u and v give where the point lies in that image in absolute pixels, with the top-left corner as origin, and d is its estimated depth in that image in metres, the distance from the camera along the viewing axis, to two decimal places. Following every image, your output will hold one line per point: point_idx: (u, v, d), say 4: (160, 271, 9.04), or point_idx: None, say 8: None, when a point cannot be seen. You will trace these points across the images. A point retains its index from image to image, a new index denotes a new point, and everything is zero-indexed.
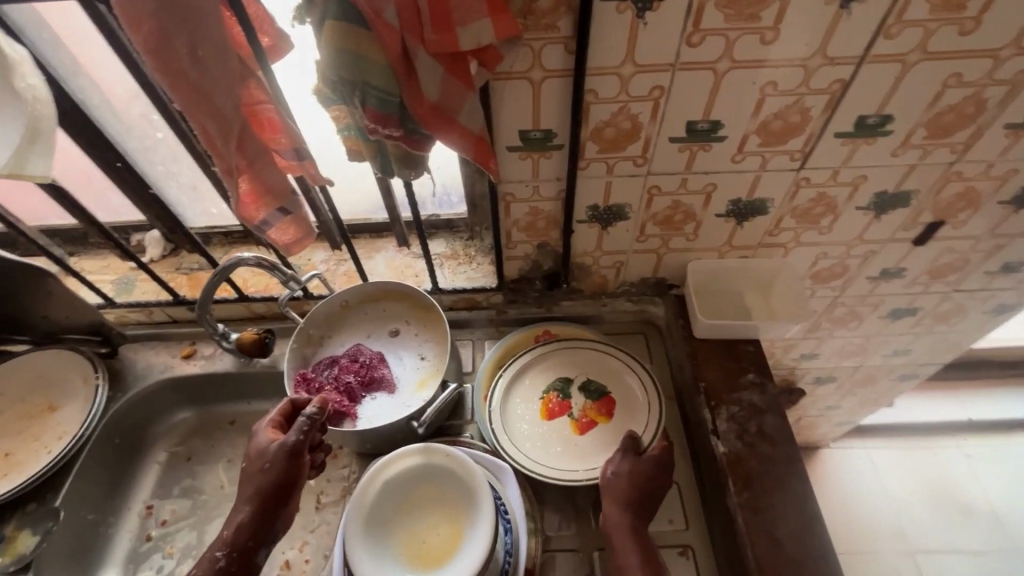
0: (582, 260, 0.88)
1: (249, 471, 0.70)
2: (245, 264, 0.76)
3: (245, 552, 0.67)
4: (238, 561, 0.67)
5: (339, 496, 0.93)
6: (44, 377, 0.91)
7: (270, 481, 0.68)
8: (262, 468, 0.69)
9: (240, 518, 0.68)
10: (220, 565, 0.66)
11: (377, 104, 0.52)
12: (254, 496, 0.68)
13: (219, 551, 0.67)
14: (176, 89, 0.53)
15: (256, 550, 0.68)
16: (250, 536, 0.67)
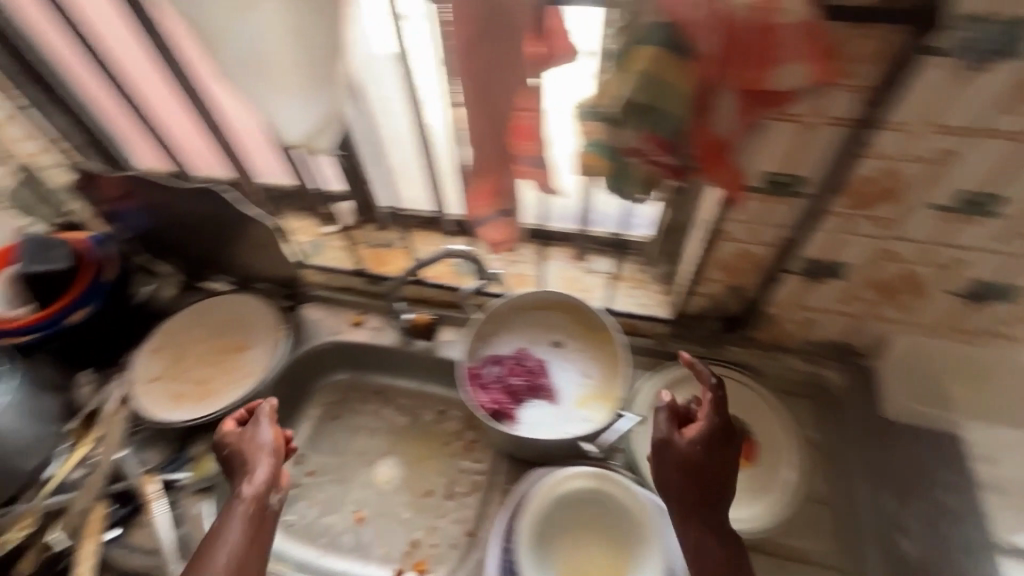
0: (772, 310, 0.83)
1: (235, 452, 0.71)
2: (451, 257, 0.80)
3: (259, 500, 0.67)
4: (255, 507, 0.66)
5: (468, 490, 0.94)
6: (236, 317, 1.01)
7: (270, 451, 0.71)
8: (242, 447, 0.71)
9: (252, 476, 0.69)
10: (240, 513, 0.65)
11: (663, 131, 0.51)
12: (258, 467, 0.69)
13: (234, 501, 0.66)
14: (468, 87, 0.56)
15: (269, 498, 0.68)
16: (263, 484, 0.68)
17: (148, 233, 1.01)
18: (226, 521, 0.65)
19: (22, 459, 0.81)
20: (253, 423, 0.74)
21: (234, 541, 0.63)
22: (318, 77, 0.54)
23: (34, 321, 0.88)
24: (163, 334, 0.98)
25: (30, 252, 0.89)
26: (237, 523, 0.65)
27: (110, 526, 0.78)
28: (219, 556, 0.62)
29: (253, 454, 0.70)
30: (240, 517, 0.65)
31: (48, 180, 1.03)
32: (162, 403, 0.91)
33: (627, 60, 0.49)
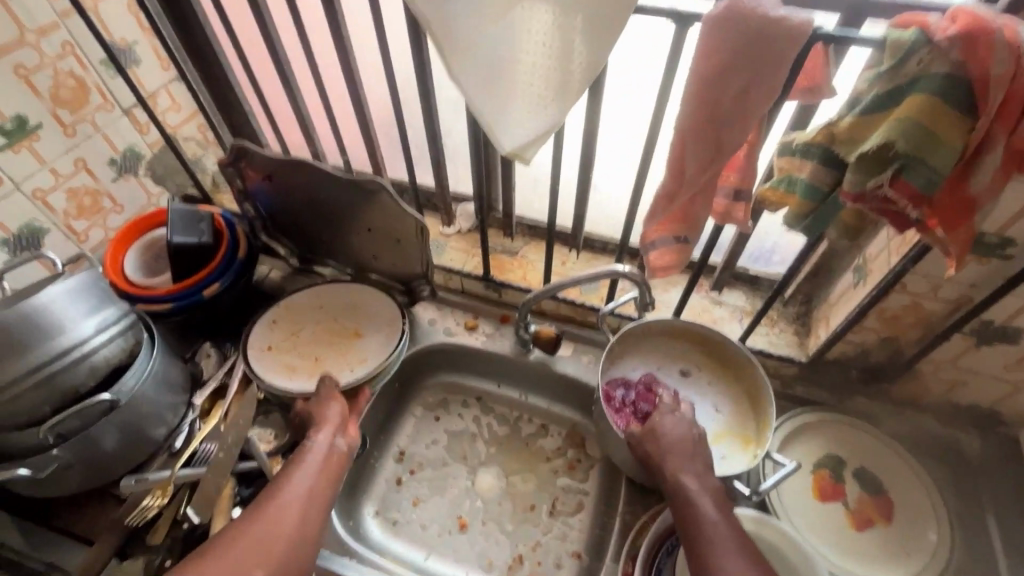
0: (923, 366, 0.80)
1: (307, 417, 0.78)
2: (616, 276, 0.77)
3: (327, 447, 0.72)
4: (324, 453, 0.71)
5: (573, 509, 0.89)
6: (351, 301, 1.01)
7: (337, 412, 0.77)
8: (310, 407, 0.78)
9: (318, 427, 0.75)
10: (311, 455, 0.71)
11: (918, 182, 0.49)
12: (325, 422, 0.75)
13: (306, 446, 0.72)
14: (698, 113, 0.54)
15: (336, 443, 0.73)
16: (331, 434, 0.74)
17: (272, 213, 1.00)
18: (299, 461, 0.69)
19: (155, 427, 0.80)
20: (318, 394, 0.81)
21: (308, 479, 0.67)
22: (558, 90, 0.54)
23: (176, 289, 0.89)
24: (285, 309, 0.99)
25: (174, 221, 0.91)
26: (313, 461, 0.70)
27: (235, 505, 0.78)
28: (290, 492, 0.65)
29: (323, 412, 0.76)
30: (312, 457, 0.70)
31: (181, 149, 1.03)
32: (276, 371, 0.91)
33: (896, 110, 0.49)
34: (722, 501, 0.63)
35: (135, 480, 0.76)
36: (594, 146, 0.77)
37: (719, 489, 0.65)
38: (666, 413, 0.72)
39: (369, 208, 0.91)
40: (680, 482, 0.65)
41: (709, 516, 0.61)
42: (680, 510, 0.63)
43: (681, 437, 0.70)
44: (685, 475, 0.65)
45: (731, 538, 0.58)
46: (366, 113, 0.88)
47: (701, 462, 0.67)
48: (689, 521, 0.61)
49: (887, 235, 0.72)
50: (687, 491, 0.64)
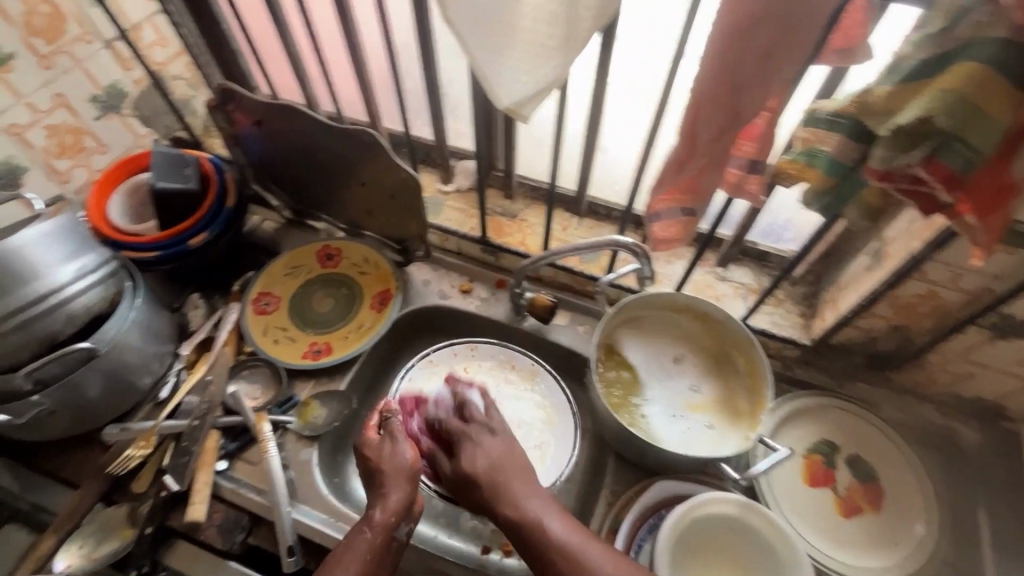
0: (932, 356, 0.76)
1: (374, 467, 0.65)
2: (616, 247, 0.73)
3: (388, 528, 0.62)
4: (384, 539, 0.61)
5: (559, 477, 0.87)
6: (346, 263, 0.98)
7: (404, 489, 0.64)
8: (389, 468, 0.65)
9: (383, 499, 0.63)
10: (367, 541, 0.61)
11: (954, 162, 0.45)
12: (392, 492, 0.63)
13: (365, 525, 0.62)
14: (714, 73, 0.49)
15: (398, 528, 0.63)
16: (396, 514, 0.63)
17: (263, 161, 0.96)
18: (356, 540, 0.61)
19: (140, 377, 0.79)
20: (389, 435, 0.67)
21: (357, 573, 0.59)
22: (564, 40, 0.48)
23: (162, 237, 0.86)
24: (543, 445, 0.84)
25: (158, 165, 0.86)
26: (365, 553, 0.60)
27: (220, 457, 0.78)
28: None
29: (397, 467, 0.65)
30: (367, 547, 0.60)
31: (168, 89, 0.98)
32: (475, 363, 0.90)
33: (941, 79, 0.43)
34: (560, 508, 0.58)
35: (119, 429, 0.76)
36: (603, 103, 0.71)
37: (557, 500, 0.59)
38: (477, 448, 0.63)
39: (362, 159, 0.86)
40: (529, 520, 0.56)
41: (583, 554, 0.54)
42: (542, 551, 0.55)
43: (486, 436, 0.65)
44: (531, 506, 0.57)
45: (587, 535, 0.56)
46: (360, 57, 0.82)
47: (522, 470, 0.61)
48: (554, 555, 0.54)
49: (911, 216, 0.67)
50: (540, 525, 0.56)
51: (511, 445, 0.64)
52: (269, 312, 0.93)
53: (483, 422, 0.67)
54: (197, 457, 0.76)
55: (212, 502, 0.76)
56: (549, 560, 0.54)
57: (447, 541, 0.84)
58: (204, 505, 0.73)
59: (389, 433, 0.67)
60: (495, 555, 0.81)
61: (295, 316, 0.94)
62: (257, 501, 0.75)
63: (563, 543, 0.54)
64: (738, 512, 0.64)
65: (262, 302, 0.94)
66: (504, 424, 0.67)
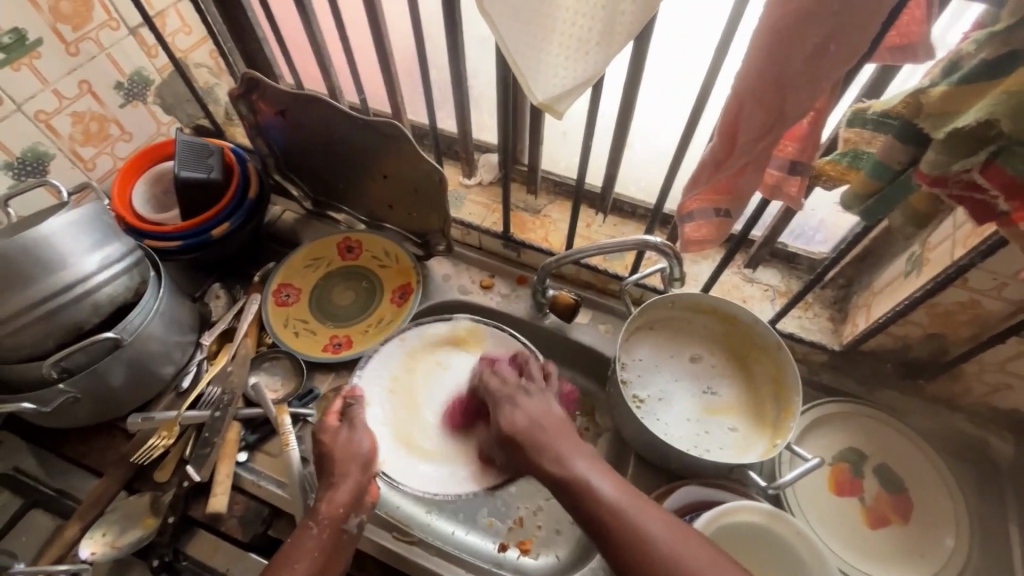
0: (968, 366, 0.74)
1: (329, 453, 0.67)
2: (644, 247, 0.72)
3: (337, 521, 0.61)
4: (333, 531, 0.61)
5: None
6: (367, 256, 0.97)
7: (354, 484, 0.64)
8: (344, 449, 0.67)
9: (335, 490, 0.64)
10: (315, 536, 0.60)
11: (1017, 169, 0.42)
12: (347, 476, 0.65)
13: (312, 520, 0.61)
14: (761, 70, 0.47)
15: (348, 520, 0.62)
16: (345, 505, 0.63)
17: (285, 151, 0.95)
18: (304, 534, 0.60)
19: (162, 367, 0.80)
20: (349, 423, 0.70)
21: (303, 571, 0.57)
22: (604, 33, 0.46)
23: (184, 227, 0.86)
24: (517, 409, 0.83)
25: (182, 154, 0.86)
26: (314, 547, 0.59)
27: (241, 449, 0.78)
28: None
29: (348, 446, 0.67)
30: (316, 543, 0.60)
31: (191, 77, 0.97)
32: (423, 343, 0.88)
33: (1005, 82, 0.41)
34: (602, 464, 0.58)
35: (142, 418, 0.76)
36: (635, 98, 0.69)
37: (601, 457, 0.59)
38: (513, 410, 0.66)
39: (384, 150, 0.85)
40: (576, 477, 0.56)
41: (634, 518, 0.52)
42: (599, 520, 0.53)
43: (524, 400, 0.67)
44: (575, 463, 0.57)
45: (638, 497, 0.54)
46: (385, 46, 0.80)
47: (562, 427, 0.63)
48: (610, 521, 0.52)
49: (954, 221, 0.64)
50: (589, 484, 0.55)
51: (547, 409, 0.65)
52: (289, 304, 0.93)
53: (517, 388, 0.70)
54: (219, 447, 0.76)
55: (233, 493, 0.76)
56: (606, 528, 0.52)
57: (465, 538, 0.83)
58: (225, 496, 0.73)
59: (348, 421, 0.70)
60: (512, 553, 0.82)
61: (315, 309, 0.93)
62: (277, 493, 0.75)
63: (615, 503, 0.53)
64: (766, 523, 0.63)
65: (283, 293, 0.93)
66: (543, 396, 0.68)
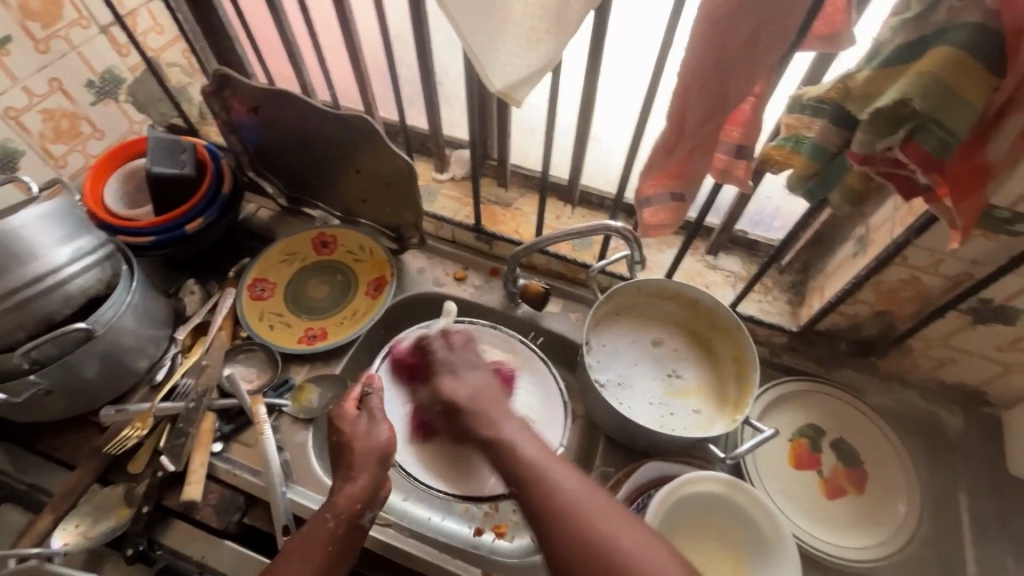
0: (916, 342, 0.78)
1: (347, 444, 0.67)
2: (606, 232, 0.75)
3: (352, 516, 0.63)
4: (347, 525, 0.62)
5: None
6: (341, 251, 0.99)
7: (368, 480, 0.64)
8: (365, 437, 0.67)
9: (352, 484, 0.64)
10: (330, 530, 0.61)
11: (930, 145, 0.46)
12: (364, 469, 0.65)
13: (328, 513, 0.62)
14: (702, 57, 0.50)
15: (364, 514, 0.63)
16: (361, 501, 0.64)
17: (259, 148, 0.96)
18: (315, 528, 0.61)
19: (136, 360, 0.80)
20: (368, 413, 0.70)
21: (315, 564, 0.59)
22: (556, 22, 0.49)
23: (157, 222, 0.86)
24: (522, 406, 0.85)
25: (155, 150, 0.87)
26: (327, 540, 0.61)
27: (216, 439, 0.78)
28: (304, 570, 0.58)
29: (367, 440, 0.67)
30: (330, 537, 0.61)
31: (164, 76, 0.98)
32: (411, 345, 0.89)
33: (916, 64, 0.45)
34: (536, 438, 0.59)
35: (116, 410, 0.76)
36: (595, 91, 0.72)
37: (529, 423, 0.62)
38: (455, 381, 0.68)
39: (355, 144, 0.87)
40: (504, 442, 0.59)
41: (556, 478, 0.54)
42: (524, 481, 0.55)
43: (466, 371, 0.70)
44: (505, 429, 0.60)
45: (563, 463, 0.56)
46: (354, 42, 0.82)
47: (494, 396, 0.65)
48: (536, 484, 0.54)
49: (895, 202, 0.68)
50: (514, 447, 0.58)
51: (486, 381, 0.68)
52: (265, 298, 0.94)
53: (456, 358, 0.72)
54: (194, 437, 0.77)
55: (208, 482, 0.77)
56: (531, 487, 0.54)
57: (441, 524, 0.85)
58: (200, 485, 0.74)
59: (367, 411, 0.70)
60: (488, 536, 0.83)
61: (291, 303, 0.95)
62: (253, 481, 0.76)
63: (541, 467, 0.55)
64: (723, 491, 0.66)
65: (258, 288, 0.94)
66: (473, 361, 0.72)
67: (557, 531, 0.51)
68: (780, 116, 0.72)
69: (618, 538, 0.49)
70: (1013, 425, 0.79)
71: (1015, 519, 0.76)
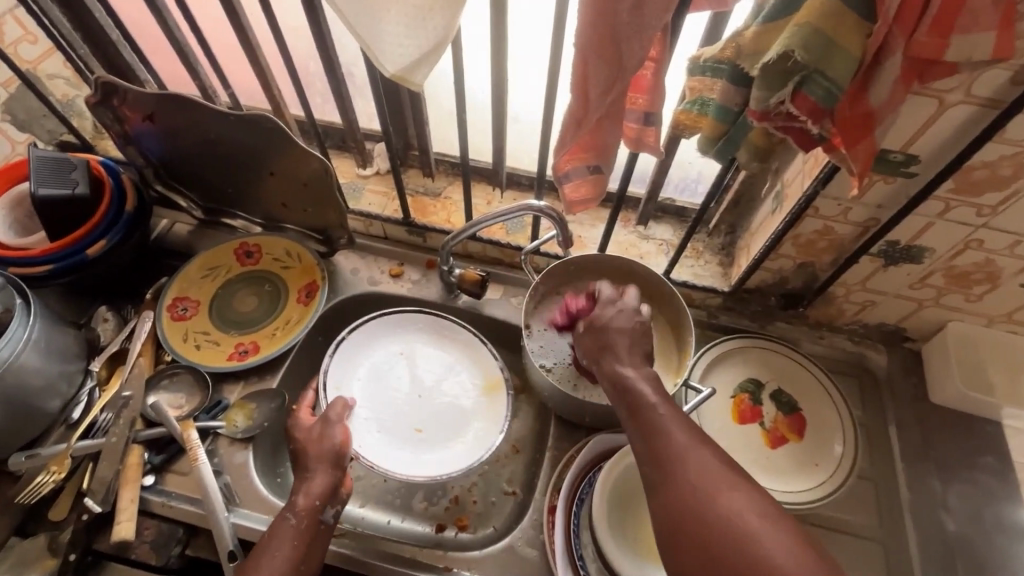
0: (838, 289, 0.82)
1: (302, 449, 0.69)
2: (531, 212, 0.74)
3: (316, 510, 0.64)
4: (311, 521, 0.63)
5: (509, 452, 0.87)
6: (265, 258, 0.94)
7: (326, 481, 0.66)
8: (318, 437, 0.70)
9: (309, 484, 0.66)
10: (297, 526, 0.62)
11: (818, 95, 0.47)
12: (318, 469, 0.67)
13: (289, 512, 0.64)
14: (593, 25, 0.50)
15: (325, 511, 0.65)
16: (321, 496, 0.65)
17: (162, 160, 0.90)
18: (282, 529, 0.62)
19: (47, 400, 0.74)
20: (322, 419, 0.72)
21: (282, 559, 0.60)
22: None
23: (53, 249, 0.79)
24: (434, 415, 0.86)
25: (38, 172, 0.78)
26: (293, 537, 0.62)
27: (146, 472, 0.74)
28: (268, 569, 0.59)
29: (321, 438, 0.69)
30: (294, 532, 0.62)
31: (44, 89, 0.90)
32: (384, 334, 0.89)
33: (796, 16, 0.45)
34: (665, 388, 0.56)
35: (26, 457, 0.71)
36: (503, 69, 0.70)
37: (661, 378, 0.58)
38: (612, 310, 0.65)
39: (266, 144, 0.82)
40: (633, 388, 0.56)
41: (664, 423, 0.52)
42: (661, 457, 0.50)
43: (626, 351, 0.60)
44: (628, 368, 0.58)
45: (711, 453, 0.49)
46: (249, 37, 0.77)
47: (638, 350, 0.61)
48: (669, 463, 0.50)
49: (803, 156, 0.70)
50: (653, 409, 0.54)
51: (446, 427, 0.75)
52: (187, 318, 0.88)
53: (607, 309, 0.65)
54: (121, 474, 0.72)
55: (143, 518, 0.73)
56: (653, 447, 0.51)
57: (402, 526, 0.83)
58: (132, 522, 0.69)
59: (323, 416, 0.72)
60: (451, 531, 0.82)
61: (216, 319, 0.90)
62: (192, 511, 0.72)
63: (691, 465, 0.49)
64: None
65: (179, 308, 0.89)
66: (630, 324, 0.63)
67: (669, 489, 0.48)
68: (687, 79, 0.72)
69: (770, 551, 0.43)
70: (930, 356, 0.84)
71: (940, 442, 0.82)
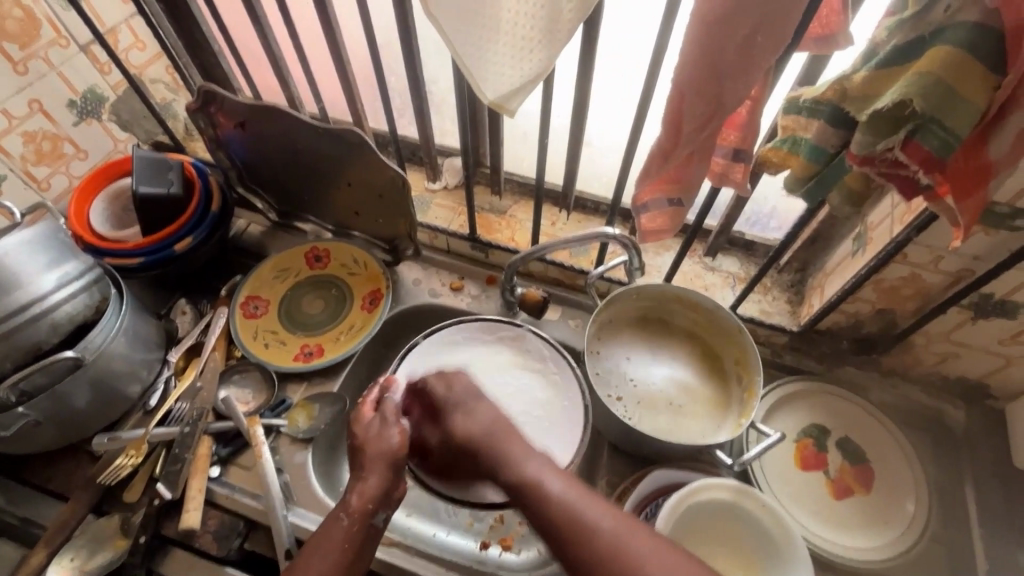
0: (918, 338, 0.78)
1: (358, 446, 0.66)
2: (604, 239, 0.74)
3: (364, 516, 0.60)
4: (360, 525, 0.59)
5: None
6: (334, 262, 0.97)
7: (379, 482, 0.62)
8: (375, 434, 0.66)
9: (363, 484, 0.62)
10: (345, 527, 0.59)
11: (934, 144, 0.45)
12: (373, 467, 0.63)
13: (342, 513, 0.60)
14: (694, 62, 0.50)
15: (376, 515, 0.61)
16: (372, 500, 0.61)
17: (247, 164, 0.94)
18: (331, 526, 0.59)
19: (129, 385, 0.79)
20: (380, 415, 0.68)
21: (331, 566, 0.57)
22: (545, 33, 0.48)
23: (145, 243, 0.84)
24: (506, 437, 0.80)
25: (140, 170, 0.85)
26: (341, 541, 0.58)
27: (212, 463, 0.77)
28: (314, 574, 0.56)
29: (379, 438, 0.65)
30: (343, 535, 0.59)
31: (148, 92, 0.97)
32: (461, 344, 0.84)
33: (919, 64, 0.44)
34: (553, 467, 0.57)
35: (108, 438, 0.75)
36: (586, 98, 0.71)
37: (553, 460, 0.58)
38: (465, 418, 0.65)
39: (345, 155, 0.85)
40: (528, 481, 0.56)
41: (540, 484, 0.55)
42: (555, 525, 0.52)
43: (474, 404, 0.66)
44: (527, 468, 0.57)
45: (593, 500, 0.53)
46: (342, 54, 0.81)
47: (510, 430, 0.62)
48: (559, 528, 0.52)
49: (893, 200, 0.68)
50: (540, 486, 0.55)
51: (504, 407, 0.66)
52: (257, 316, 0.92)
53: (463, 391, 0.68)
54: (190, 463, 0.75)
55: (207, 508, 0.75)
56: (552, 528, 0.52)
57: (446, 539, 0.83)
58: (198, 512, 0.72)
59: (381, 414, 0.68)
60: (494, 550, 0.82)
61: (284, 319, 0.93)
62: (253, 506, 0.74)
63: (569, 505, 0.53)
64: (732, 499, 0.66)
65: (251, 306, 0.93)
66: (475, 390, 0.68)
67: (570, 548, 0.51)
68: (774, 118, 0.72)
69: (654, 565, 0.48)
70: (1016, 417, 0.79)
71: None
